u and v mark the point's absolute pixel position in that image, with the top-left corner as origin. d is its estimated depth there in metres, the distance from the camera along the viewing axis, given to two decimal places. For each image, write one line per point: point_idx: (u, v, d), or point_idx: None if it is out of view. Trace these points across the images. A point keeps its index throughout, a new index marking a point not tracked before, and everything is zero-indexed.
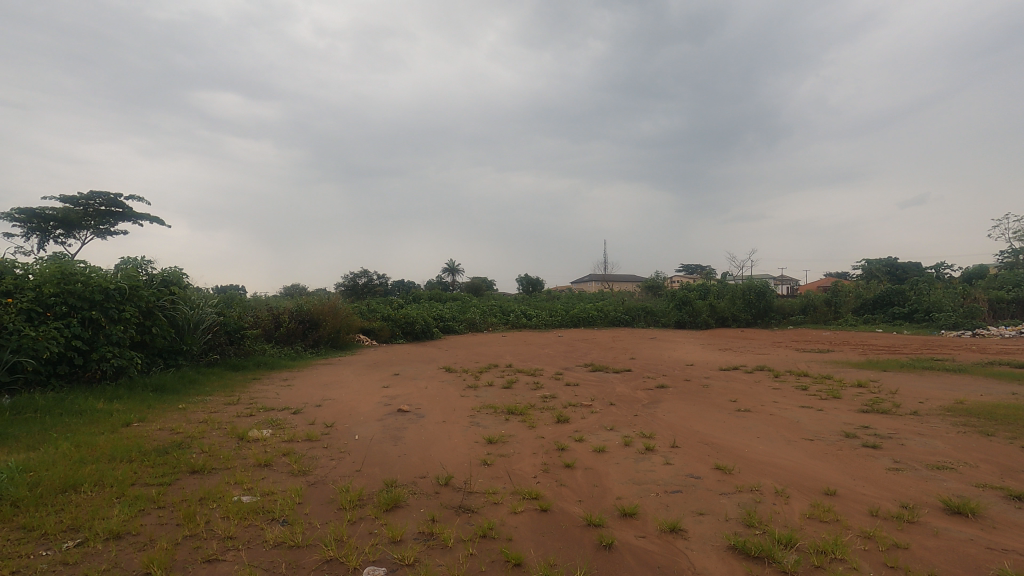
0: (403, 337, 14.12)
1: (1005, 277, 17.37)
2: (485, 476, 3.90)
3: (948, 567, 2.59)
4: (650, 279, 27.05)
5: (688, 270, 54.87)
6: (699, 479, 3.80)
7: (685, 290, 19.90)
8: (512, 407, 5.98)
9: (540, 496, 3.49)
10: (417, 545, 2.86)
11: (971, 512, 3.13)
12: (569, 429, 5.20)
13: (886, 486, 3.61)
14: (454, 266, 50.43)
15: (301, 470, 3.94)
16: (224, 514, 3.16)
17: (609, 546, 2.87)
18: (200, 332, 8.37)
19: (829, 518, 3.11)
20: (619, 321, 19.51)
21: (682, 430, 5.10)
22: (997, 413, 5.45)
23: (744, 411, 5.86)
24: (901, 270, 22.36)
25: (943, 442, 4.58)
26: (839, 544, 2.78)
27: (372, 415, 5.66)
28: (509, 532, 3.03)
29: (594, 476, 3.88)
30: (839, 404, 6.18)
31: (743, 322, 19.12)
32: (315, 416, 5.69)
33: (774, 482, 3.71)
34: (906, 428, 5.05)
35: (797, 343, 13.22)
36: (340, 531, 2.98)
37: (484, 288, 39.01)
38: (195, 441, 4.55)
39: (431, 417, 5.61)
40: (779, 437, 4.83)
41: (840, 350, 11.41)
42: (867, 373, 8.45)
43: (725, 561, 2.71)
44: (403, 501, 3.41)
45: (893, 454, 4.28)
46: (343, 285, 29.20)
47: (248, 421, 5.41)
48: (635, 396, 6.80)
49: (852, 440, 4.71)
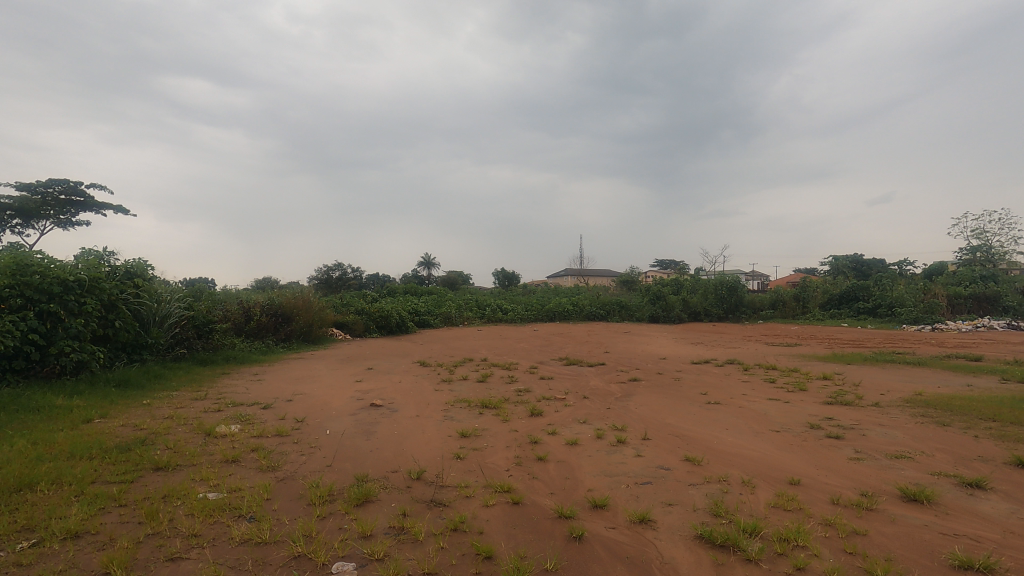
0: (377, 331, 13.98)
1: (961, 274, 18.15)
2: (458, 470, 3.90)
3: (902, 552, 2.69)
4: (622, 275, 27.16)
5: (663, 265, 55.86)
6: (669, 471, 3.85)
7: (658, 285, 20.17)
8: (486, 401, 5.98)
9: (512, 490, 3.50)
10: (387, 540, 2.85)
11: (926, 500, 3.25)
12: (543, 422, 5.21)
13: (847, 475, 3.72)
14: (429, 259, 50.04)
15: (269, 466, 3.86)
16: (189, 511, 3.09)
17: (579, 538, 2.90)
18: (165, 327, 8.14)
19: (792, 507, 3.20)
20: (593, 315, 19.61)
21: (654, 423, 5.16)
22: (953, 404, 5.65)
23: (714, 404, 5.98)
24: (866, 268, 23.09)
25: (902, 432, 4.75)
26: (801, 531, 2.86)
27: (343, 410, 5.59)
28: (480, 526, 3.04)
29: (566, 469, 3.91)
30: (804, 397, 6.36)
31: (714, 316, 19.49)
32: (285, 411, 5.60)
33: (741, 473, 3.80)
34: (867, 419, 5.21)
35: (766, 337, 13.54)
36: (308, 527, 2.94)
37: (460, 282, 38.72)
38: (159, 438, 4.43)
39: (404, 411, 5.58)
40: (748, 429, 4.94)
41: (807, 344, 11.74)
42: (831, 366, 8.72)
43: (693, 551, 2.76)
44: (375, 496, 3.38)
45: (855, 444, 4.42)
46: (316, 279, 28.78)
47: (215, 417, 5.27)
48: (608, 389, 6.88)
49: (816, 431, 4.85)
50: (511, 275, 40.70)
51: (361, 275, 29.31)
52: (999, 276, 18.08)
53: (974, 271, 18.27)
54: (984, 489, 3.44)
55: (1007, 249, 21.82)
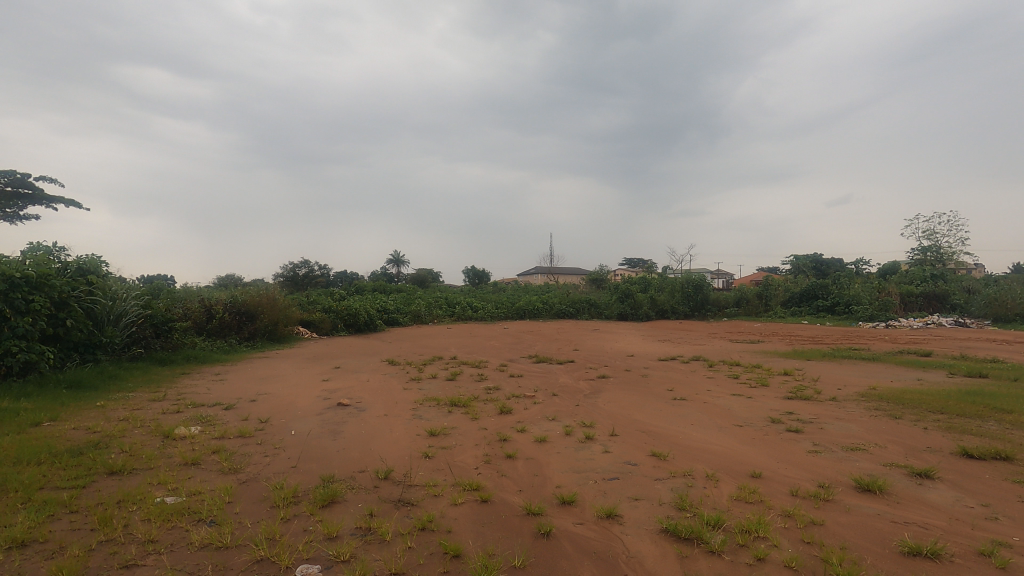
0: (345, 330, 13.77)
1: (913, 273, 18.96)
2: (426, 469, 3.87)
3: (856, 540, 2.80)
4: (592, 274, 27.43)
5: (632, 264, 56.62)
6: (636, 466, 3.91)
7: (627, 284, 20.71)
8: (456, 399, 5.96)
9: (480, 488, 3.50)
10: (353, 541, 2.81)
11: (878, 489, 3.39)
12: (512, 420, 5.23)
13: (806, 467, 3.85)
14: (398, 257, 49.50)
15: (231, 468, 3.77)
16: (145, 516, 2.98)
17: (547, 535, 2.92)
18: (121, 326, 7.84)
19: (754, 500, 3.29)
20: (563, 313, 19.74)
21: (622, 420, 5.23)
22: (904, 398, 5.91)
23: (680, 400, 6.10)
24: (825, 268, 23.91)
25: (857, 425, 4.94)
26: (761, 523, 2.94)
27: (309, 410, 5.48)
28: (448, 524, 3.02)
29: (535, 466, 3.93)
30: (766, 392, 6.54)
31: (680, 314, 19.90)
32: (249, 412, 5.45)
33: (705, 467, 3.88)
34: (825, 413, 5.40)
35: (731, 334, 13.87)
36: (272, 529, 2.88)
37: (430, 280, 38.47)
38: (114, 441, 4.26)
39: (372, 410, 5.51)
40: (712, 424, 5.06)
41: (769, 341, 12.09)
42: (792, 362, 8.99)
43: (658, 544, 2.81)
44: (341, 497, 3.33)
45: (813, 437, 4.57)
46: (281, 276, 28.12)
47: (174, 419, 5.10)
48: (577, 387, 6.94)
49: (777, 425, 4.99)
50: (482, 272, 40.62)
51: (329, 272, 28.80)
52: (948, 275, 18.96)
53: (925, 270, 19.11)
54: (932, 478, 3.61)
55: (954, 249, 22.88)
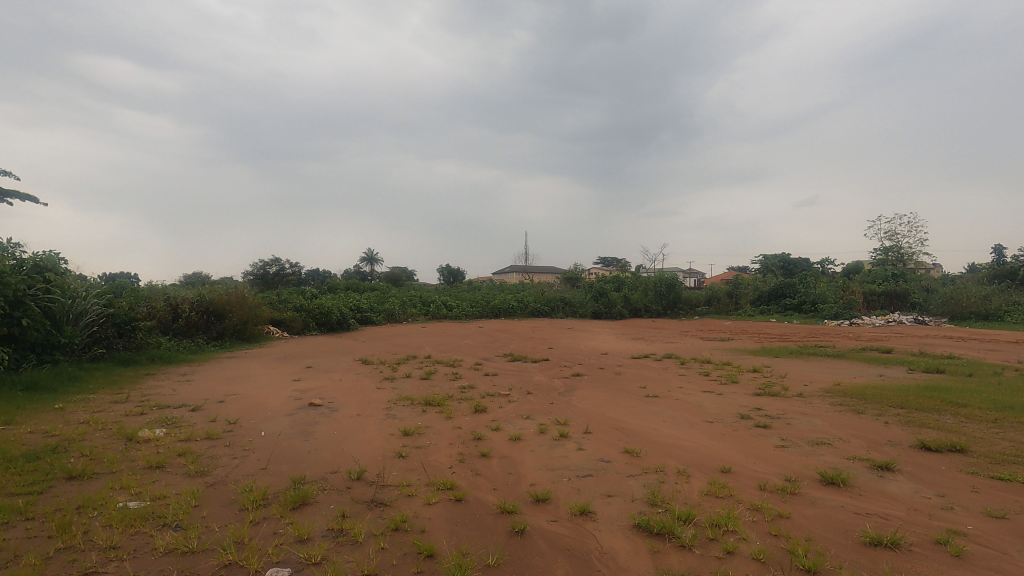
0: (317, 328, 13.55)
1: (876, 272, 19.59)
2: (400, 469, 3.84)
3: (820, 532, 2.88)
4: (567, 272, 27.66)
5: (606, 263, 57.09)
6: (609, 463, 3.95)
7: (601, 283, 20.84)
8: (430, 399, 5.92)
9: (454, 487, 3.49)
10: (324, 543, 2.77)
11: (842, 482, 3.49)
12: (486, 419, 5.23)
13: (773, 462, 3.95)
14: (372, 255, 48.90)
15: (198, 471, 3.67)
16: (106, 522, 2.88)
17: (521, 533, 2.93)
18: (81, 325, 7.56)
19: (723, 494, 3.36)
20: (538, 311, 19.80)
21: (596, 417, 5.28)
22: (866, 393, 6.10)
23: (652, 397, 6.19)
24: (792, 267, 24.52)
25: (822, 420, 5.08)
26: (731, 517, 3.00)
27: (279, 410, 5.38)
28: (422, 524, 3.01)
29: (510, 465, 3.94)
30: (735, 389, 6.68)
31: (653, 313, 20.19)
32: (217, 413, 5.32)
33: (677, 463, 3.95)
34: (792, 409, 5.54)
35: (702, 332, 14.13)
36: (240, 533, 2.82)
37: (404, 279, 38.14)
38: (73, 445, 4.11)
39: (344, 410, 5.44)
40: (684, 420, 5.14)
41: (739, 339, 12.35)
42: (760, 359, 9.21)
43: (630, 539, 2.85)
44: (312, 498, 3.28)
45: (780, 432, 4.69)
46: (250, 274, 27.49)
47: (138, 421, 4.94)
48: (551, 385, 6.97)
49: (746, 421, 5.11)
50: (456, 271, 40.42)
51: (300, 271, 28.29)
52: (908, 274, 19.65)
53: (887, 270, 19.77)
54: (892, 470, 3.74)
55: (914, 250, 23.71)
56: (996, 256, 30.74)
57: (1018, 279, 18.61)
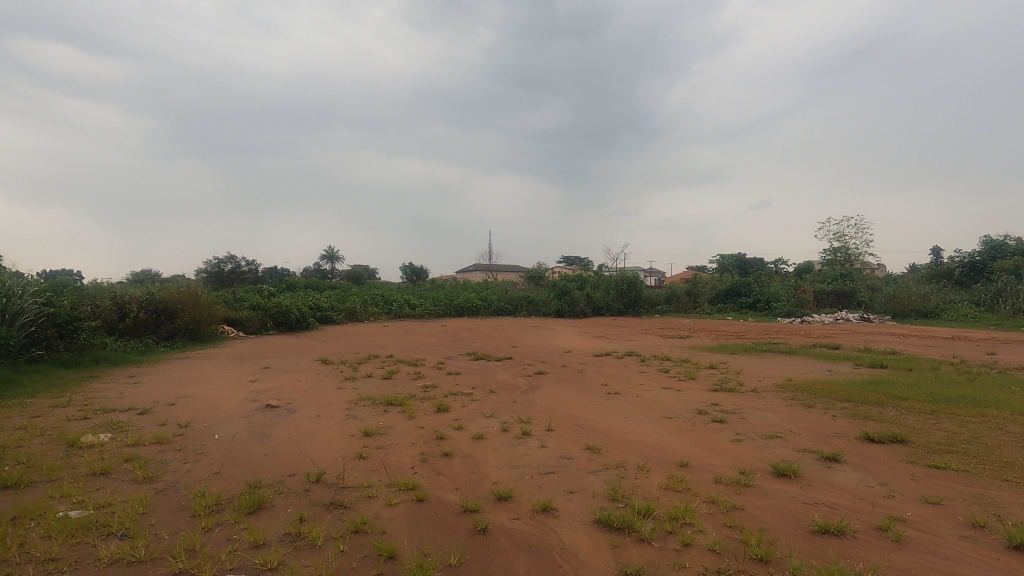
0: (275, 328, 13.19)
1: (825, 272, 20.42)
2: (360, 470, 3.78)
3: (772, 522, 2.99)
4: (532, 271, 27.93)
5: (569, 261, 57.62)
6: (571, 460, 3.99)
7: (564, 281, 20.99)
8: (391, 398, 5.85)
9: (416, 487, 3.46)
10: (281, 547, 2.70)
11: (793, 474, 3.63)
12: (449, 418, 5.20)
13: (728, 455, 4.07)
14: (332, 252, 47.87)
15: (146, 477, 3.52)
16: (43, 532, 2.73)
17: (483, 531, 2.92)
18: (18, 326, 7.14)
19: (681, 488, 3.44)
20: (502, 310, 19.81)
21: (558, 415, 5.33)
22: (816, 388, 6.36)
23: (614, 394, 6.28)
24: (748, 267, 25.32)
25: (775, 414, 5.27)
26: (688, 510, 3.08)
27: (234, 413, 5.21)
28: (383, 526, 2.97)
29: (472, 463, 3.93)
30: (693, 385, 6.86)
31: (615, 311, 20.53)
32: (167, 416, 5.11)
33: (637, 458, 4.02)
34: (747, 404, 5.73)
35: (662, 330, 14.45)
36: (192, 540, 2.72)
37: (365, 277, 37.55)
38: (9, 452, 3.87)
39: (303, 412, 5.31)
40: (644, 417, 5.24)
41: (697, 336, 12.67)
42: (717, 356, 9.48)
43: (591, 535, 2.88)
44: (268, 502, 3.19)
45: (735, 427, 4.83)
46: (204, 272, 26.52)
47: (80, 426, 4.70)
48: (514, 383, 6.99)
49: (703, 416, 5.25)
50: (419, 269, 40.04)
51: (256, 268, 27.46)
52: (854, 274, 20.58)
53: (835, 269, 20.64)
54: (838, 461, 3.91)
55: (860, 251, 24.84)
56: (933, 257, 32.59)
57: (954, 279, 19.76)
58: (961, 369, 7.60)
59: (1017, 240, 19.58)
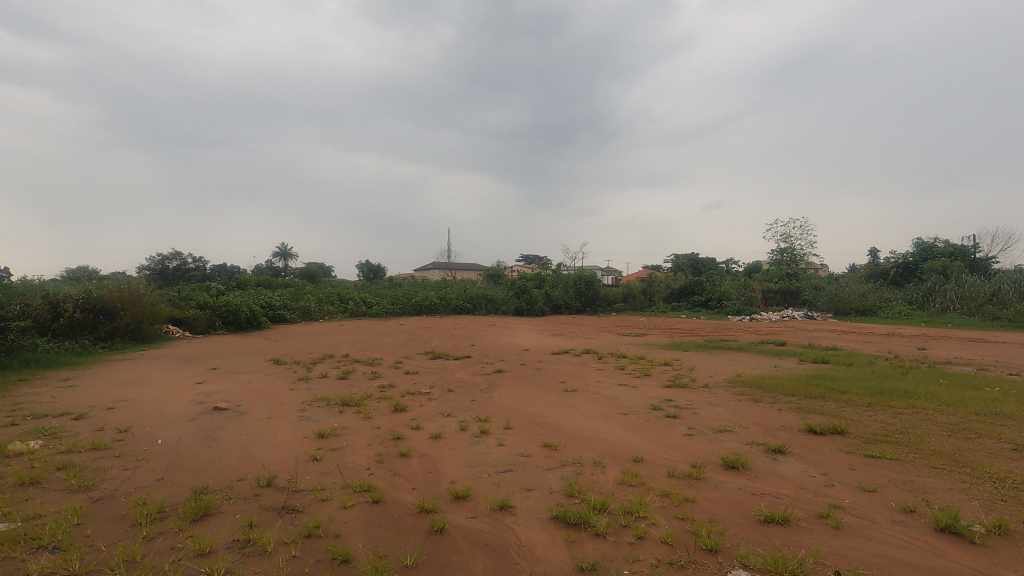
0: (224, 327, 12.71)
1: (772, 271, 21.29)
2: (314, 472, 3.69)
3: (721, 513, 3.09)
4: (488, 271, 27.43)
5: (528, 260, 57.76)
6: (529, 457, 4.02)
7: (523, 280, 21.05)
8: (347, 399, 5.72)
9: (372, 488, 3.40)
10: (229, 554, 2.60)
11: (741, 466, 3.77)
12: (406, 418, 5.14)
13: (681, 450, 4.18)
14: (286, 250, 46.50)
15: (81, 485, 3.33)
16: None
17: (440, 531, 2.90)
18: None
19: (635, 482, 3.51)
20: (461, 309, 19.72)
21: (516, 413, 5.35)
22: (763, 383, 6.63)
23: (571, 391, 6.36)
24: (700, 266, 26.12)
25: (725, 409, 5.46)
26: (642, 504, 3.15)
27: (179, 416, 4.99)
28: (337, 529, 2.90)
29: (430, 463, 3.90)
30: (648, 381, 7.02)
31: (573, 309, 20.80)
32: (105, 421, 4.85)
33: (593, 455, 4.08)
34: (698, 399, 5.91)
35: (618, 328, 14.74)
36: (131, 550, 2.59)
37: (320, 274, 36.66)
38: None
39: (254, 414, 5.13)
40: (600, 413, 5.33)
41: (652, 334, 12.98)
42: (671, 353, 9.74)
43: (548, 531, 2.91)
44: (216, 508, 3.08)
45: (687, 422, 4.98)
46: (146, 269, 25.28)
47: (8, 433, 4.40)
48: (473, 382, 6.97)
49: (657, 411, 5.38)
50: (377, 267, 39.38)
51: (204, 266, 26.38)
52: (799, 273, 21.53)
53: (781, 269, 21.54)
54: (783, 453, 4.09)
55: (804, 251, 26.00)
56: (871, 258, 34.43)
57: (889, 279, 20.96)
58: (895, 364, 8.07)
59: (945, 242, 20.91)
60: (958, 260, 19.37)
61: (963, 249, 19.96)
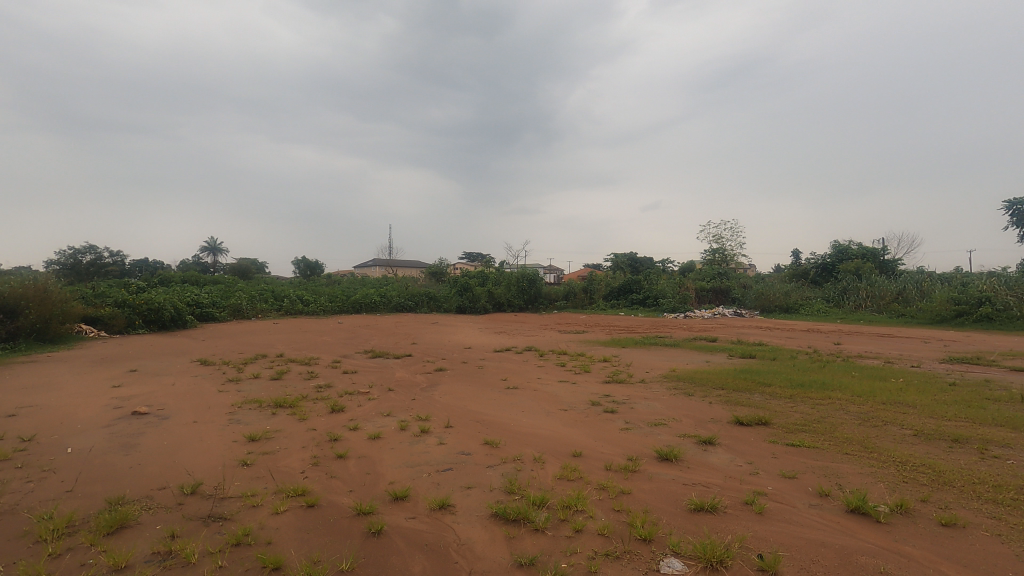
0: (144, 326, 11.91)
1: (705, 271, 22.29)
2: (243, 478, 3.52)
3: (655, 504, 3.20)
4: (432, 267, 27.06)
5: (471, 258, 57.62)
6: (469, 455, 4.01)
7: (465, 277, 20.92)
8: (280, 400, 5.51)
9: (306, 492, 3.29)
10: (147, 569, 2.44)
11: (674, 457, 3.92)
12: (344, 418, 5.00)
13: (618, 443, 4.30)
14: (215, 246, 44.09)
15: None
16: None
17: (377, 533, 2.85)
18: None
19: (574, 477, 3.58)
20: (402, 306, 19.38)
21: (458, 411, 5.32)
22: (696, 377, 6.92)
23: (512, 388, 6.40)
24: (638, 265, 26.94)
25: (660, 403, 5.66)
26: (580, 497, 3.22)
27: (93, 422, 4.63)
28: (268, 536, 2.79)
29: (368, 464, 3.81)
30: (588, 377, 7.17)
31: (515, 307, 20.92)
32: (5, 429, 4.43)
33: (533, 451, 4.13)
34: (635, 394, 6.10)
35: (559, 326, 14.96)
36: (34, 570, 2.38)
37: (253, 271, 35.01)
38: None
39: (178, 418, 4.84)
40: (541, 410, 5.39)
41: (592, 331, 13.27)
42: (610, 350, 9.99)
43: (487, 529, 2.91)
44: (134, 520, 2.88)
45: (624, 416, 5.12)
46: (55, 264, 23.28)
47: None
48: (413, 380, 6.87)
49: (596, 407, 5.50)
50: (314, 264, 38.09)
51: (122, 261, 24.61)
52: (729, 273, 22.65)
53: (713, 269, 22.58)
54: (713, 444, 4.28)
55: (734, 252, 27.35)
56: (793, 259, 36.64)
57: (810, 279, 22.40)
58: (814, 358, 8.65)
59: (858, 245, 22.56)
60: (869, 261, 20.94)
61: (874, 252, 21.60)
